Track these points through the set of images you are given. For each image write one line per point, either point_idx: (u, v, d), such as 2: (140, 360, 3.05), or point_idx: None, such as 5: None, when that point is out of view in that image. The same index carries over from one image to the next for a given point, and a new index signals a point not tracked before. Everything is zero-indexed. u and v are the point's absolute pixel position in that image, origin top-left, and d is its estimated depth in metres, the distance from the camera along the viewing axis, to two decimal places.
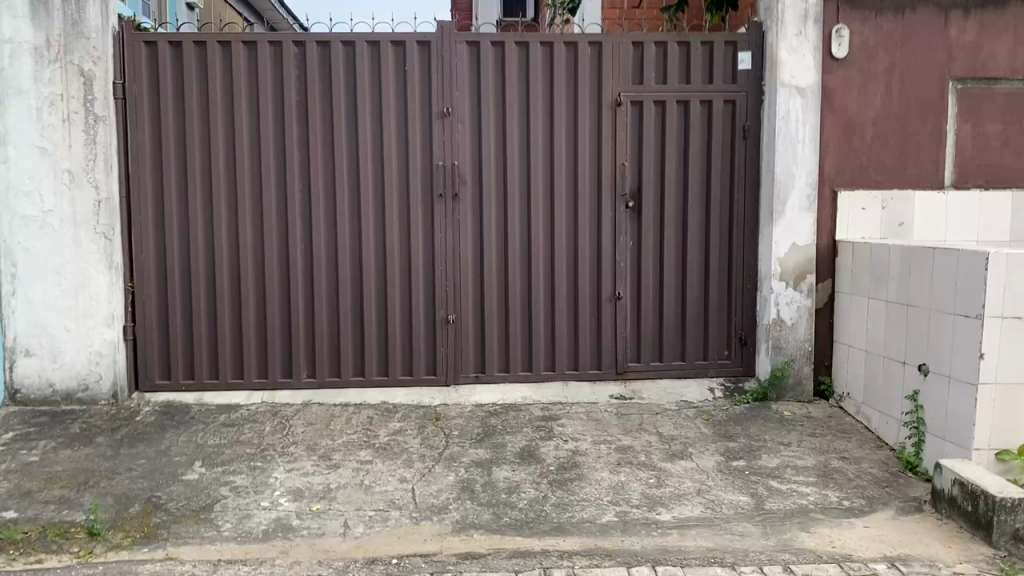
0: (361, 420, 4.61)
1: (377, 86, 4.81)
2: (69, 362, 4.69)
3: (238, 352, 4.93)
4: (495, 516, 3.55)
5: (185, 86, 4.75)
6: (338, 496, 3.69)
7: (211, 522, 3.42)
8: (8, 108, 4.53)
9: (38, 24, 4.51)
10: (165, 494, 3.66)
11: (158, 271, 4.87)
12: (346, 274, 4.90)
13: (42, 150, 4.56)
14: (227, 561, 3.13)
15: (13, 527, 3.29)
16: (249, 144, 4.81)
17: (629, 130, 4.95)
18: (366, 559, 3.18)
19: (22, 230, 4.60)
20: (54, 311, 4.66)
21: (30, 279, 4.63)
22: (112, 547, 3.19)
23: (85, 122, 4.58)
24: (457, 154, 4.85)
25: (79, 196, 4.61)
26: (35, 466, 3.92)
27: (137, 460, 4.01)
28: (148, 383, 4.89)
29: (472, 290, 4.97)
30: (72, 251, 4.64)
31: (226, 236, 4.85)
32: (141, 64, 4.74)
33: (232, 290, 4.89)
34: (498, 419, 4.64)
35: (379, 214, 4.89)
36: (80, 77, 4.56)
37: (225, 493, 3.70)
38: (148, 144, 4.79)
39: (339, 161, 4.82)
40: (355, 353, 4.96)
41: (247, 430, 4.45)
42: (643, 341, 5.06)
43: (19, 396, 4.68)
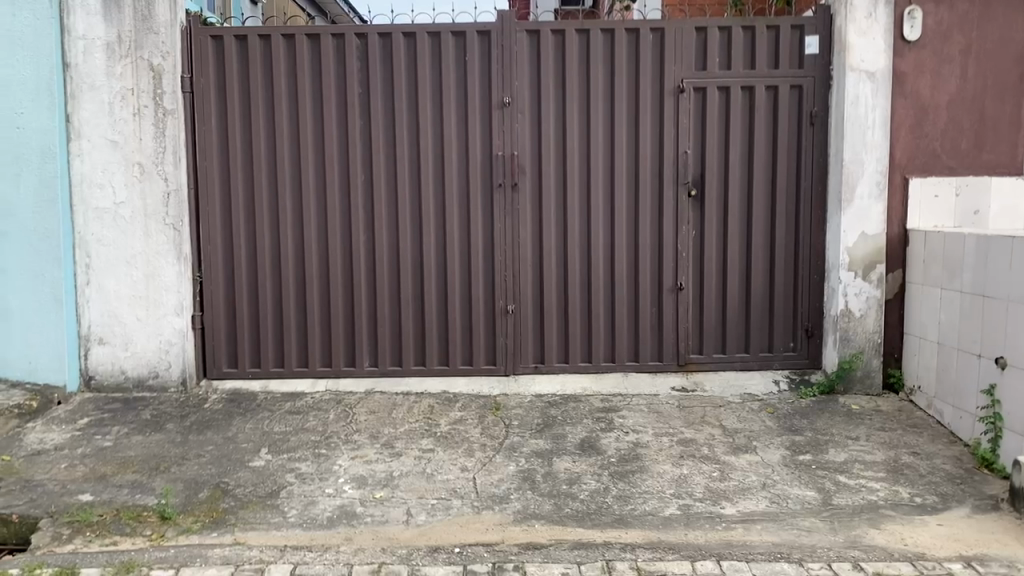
0: (423, 409, 4.65)
1: (438, 77, 4.82)
2: (140, 350, 4.82)
3: (302, 342, 5.00)
4: (556, 507, 3.54)
5: (250, 79, 4.82)
6: (401, 484, 3.72)
7: (277, 508, 3.47)
8: (81, 103, 4.66)
9: (110, 21, 4.63)
10: (232, 480, 3.74)
11: (225, 262, 4.96)
12: (408, 265, 4.93)
13: (115, 144, 4.69)
14: (293, 547, 3.18)
15: (89, 510, 3.40)
16: (313, 137, 4.87)
17: (693, 117, 4.86)
18: (429, 547, 3.20)
19: (96, 222, 4.73)
20: (126, 301, 4.79)
21: (104, 270, 4.76)
22: (182, 531, 3.27)
23: (155, 116, 4.69)
24: (517, 143, 4.84)
25: (149, 188, 4.73)
26: (110, 451, 4.04)
27: (206, 447, 4.10)
28: (216, 371, 5.00)
29: (531, 280, 4.95)
30: (143, 242, 4.76)
31: (290, 226, 4.92)
32: (207, 58, 4.82)
33: (297, 281, 4.96)
34: (558, 409, 4.62)
35: (440, 206, 4.90)
36: (149, 72, 4.67)
37: (291, 479, 3.76)
38: (215, 137, 4.88)
39: (401, 153, 4.85)
40: (416, 343, 5.00)
41: (312, 417, 4.52)
42: (706, 332, 4.98)
43: (93, 383, 4.83)
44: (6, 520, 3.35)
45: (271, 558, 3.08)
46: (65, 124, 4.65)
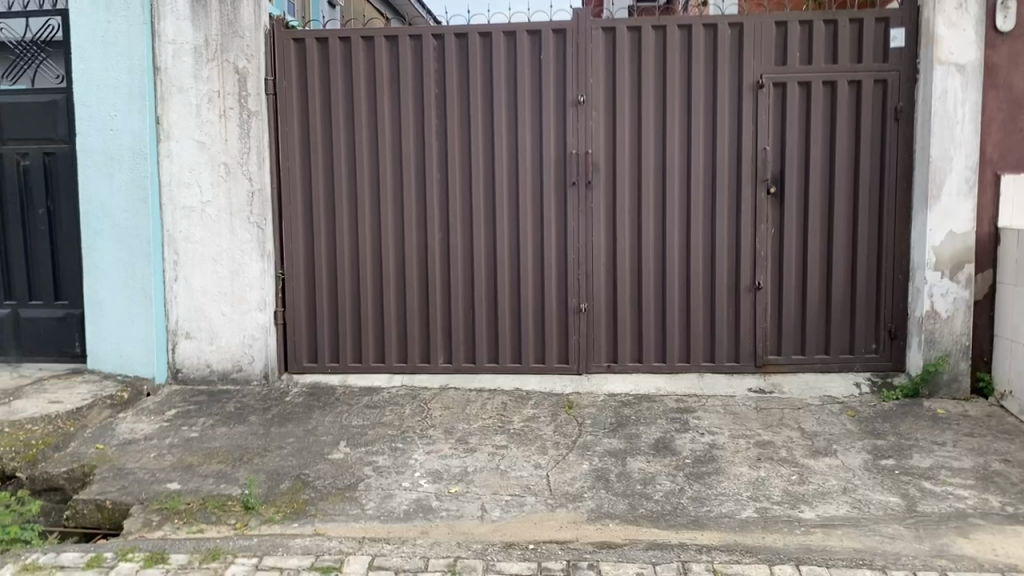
0: (496, 406, 4.68)
1: (513, 76, 4.84)
2: (225, 344, 4.97)
3: (379, 338, 5.09)
4: (630, 506, 3.52)
5: (330, 81, 4.93)
6: (476, 480, 3.76)
7: (355, 500, 3.54)
8: (170, 105, 4.83)
9: (198, 25, 4.78)
10: (312, 471, 3.83)
11: (306, 259, 5.08)
12: (482, 263, 4.96)
13: (202, 145, 4.85)
14: (371, 539, 3.24)
15: (178, 498, 3.52)
16: (390, 137, 4.95)
17: (772, 114, 4.77)
18: (504, 543, 3.22)
19: (184, 220, 4.90)
20: (212, 296, 4.95)
21: (191, 266, 4.93)
22: (265, 521, 3.36)
23: (240, 118, 4.83)
24: (592, 141, 4.82)
25: (235, 187, 4.87)
26: (196, 441, 4.17)
27: (287, 439, 4.21)
28: (297, 365, 5.13)
29: (605, 278, 4.93)
30: (228, 239, 4.90)
31: (368, 224, 5.01)
32: (290, 61, 4.95)
33: (374, 278, 5.05)
34: (631, 409, 4.60)
35: (514, 204, 4.92)
36: (235, 75, 4.80)
37: (368, 472, 3.83)
38: (297, 138, 5.01)
39: (476, 152, 4.89)
40: (490, 340, 5.03)
41: (388, 412, 4.59)
42: (784, 333, 4.88)
43: (180, 375, 5.01)
44: (101, 506, 3.50)
45: (350, 549, 3.14)
46: (155, 126, 4.84)
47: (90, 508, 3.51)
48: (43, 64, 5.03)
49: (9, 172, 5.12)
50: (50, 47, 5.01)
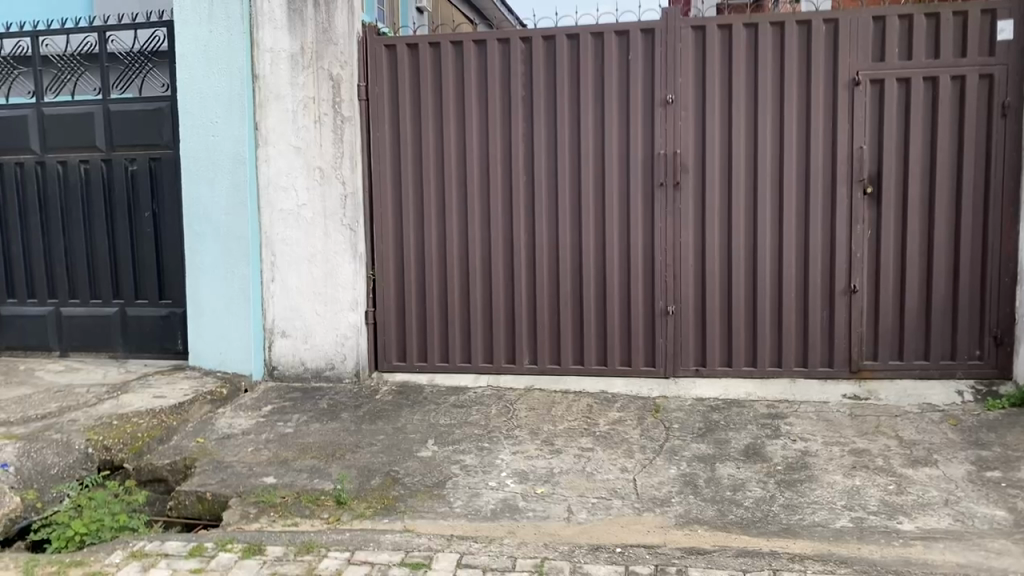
0: (582, 408, 4.67)
1: (600, 77, 4.82)
2: (318, 342, 5.11)
3: (466, 338, 5.14)
4: (719, 513, 3.46)
5: (421, 86, 5.01)
6: (562, 481, 3.76)
7: (443, 498, 3.59)
8: (268, 112, 5.00)
9: (294, 34, 4.92)
10: (402, 469, 3.89)
11: (396, 260, 5.18)
12: (568, 265, 4.96)
13: (298, 150, 4.99)
14: (459, 537, 3.27)
15: (273, 491, 3.63)
16: (478, 140, 5.00)
17: (869, 111, 4.62)
18: (591, 545, 3.20)
19: (281, 223, 5.06)
20: (307, 297, 5.09)
21: (287, 267, 5.09)
22: (356, 516, 3.44)
23: (334, 123, 4.96)
24: (680, 141, 4.77)
25: (328, 191, 5.00)
26: (290, 437, 4.30)
27: (378, 436, 4.30)
28: (386, 364, 5.23)
29: (693, 280, 4.86)
30: (321, 241, 5.04)
31: (456, 225, 5.07)
32: (381, 67, 5.06)
33: (461, 279, 5.11)
34: (720, 414, 4.52)
35: (600, 205, 4.90)
36: (329, 81, 4.93)
37: (456, 471, 3.88)
38: (388, 141, 5.11)
39: (563, 153, 4.89)
40: (575, 342, 5.02)
41: (475, 412, 4.63)
42: (881, 337, 4.72)
43: (276, 372, 5.18)
44: (202, 498, 3.65)
45: (438, 546, 3.18)
46: (254, 132, 5.01)
47: (192, 499, 3.66)
48: (150, 73, 5.27)
49: (118, 177, 5.38)
50: (156, 57, 5.25)
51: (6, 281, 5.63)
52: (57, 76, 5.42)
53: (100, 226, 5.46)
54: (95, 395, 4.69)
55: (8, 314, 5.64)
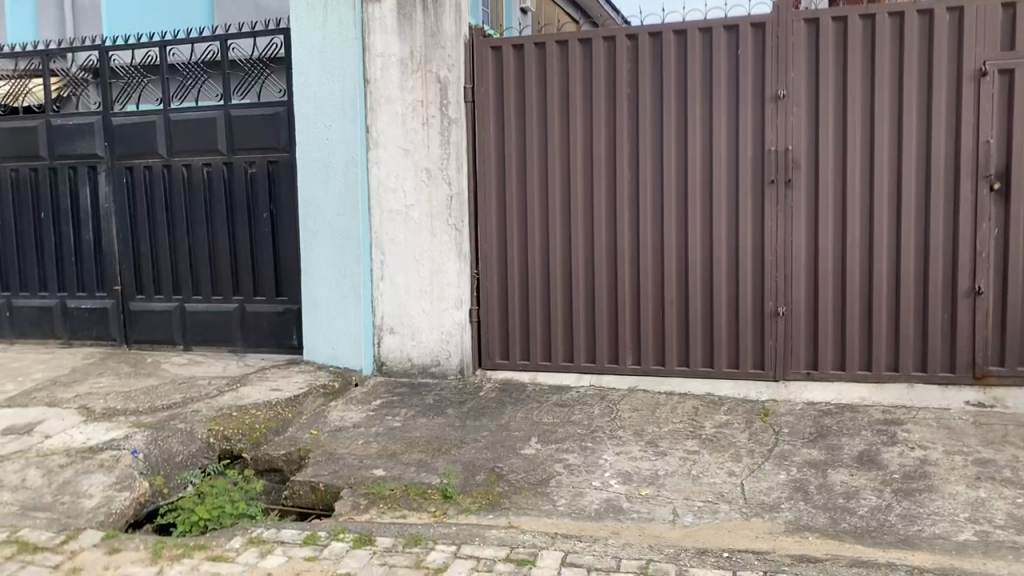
0: (687, 410, 4.60)
1: (708, 74, 4.74)
2: (425, 339, 5.22)
3: (569, 337, 5.14)
4: (832, 520, 3.35)
5: (525, 86, 5.04)
6: (667, 483, 3.71)
7: (547, 496, 3.60)
8: (378, 115, 5.13)
9: (404, 38, 5.03)
10: (506, 465, 3.93)
11: (500, 259, 5.22)
12: (673, 265, 4.90)
13: (406, 152, 5.11)
14: (564, 535, 3.27)
15: (382, 484, 3.72)
16: (583, 138, 4.99)
17: (996, 102, 4.39)
18: (697, 549, 3.15)
19: (389, 223, 5.19)
20: (414, 295, 5.20)
21: (395, 266, 5.21)
22: (462, 511, 3.50)
23: (441, 124, 5.05)
24: (791, 137, 4.64)
25: (435, 191, 5.09)
26: (398, 431, 4.40)
27: (482, 432, 4.35)
28: (490, 362, 5.28)
29: (805, 280, 4.71)
30: (428, 241, 5.14)
31: (560, 224, 5.08)
32: (487, 68, 5.11)
33: (564, 279, 5.11)
34: (833, 419, 4.37)
35: (707, 204, 4.82)
36: (437, 83, 5.03)
37: (559, 469, 3.88)
38: (494, 142, 5.16)
39: (668, 151, 4.83)
40: (680, 343, 4.95)
41: (578, 411, 4.63)
42: (1009, 341, 4.46)
43: (384, 368, 5.32)
44: (315, 488, 3.78)
45: (543, 544, 3.19)
46: (365, 135, 5.16)
47: (306, 489, 3.79)
48: (268, 79, 5.53)
49: (238, 179, 5.63)
50: (274, 63, 5.50)
51: (135, 278, 5.97)
52: (182, 84, 5.72)
53: (221, 226, 5.72)
54: (216, 387, 4.92)
55: (137, 310, 5.98)
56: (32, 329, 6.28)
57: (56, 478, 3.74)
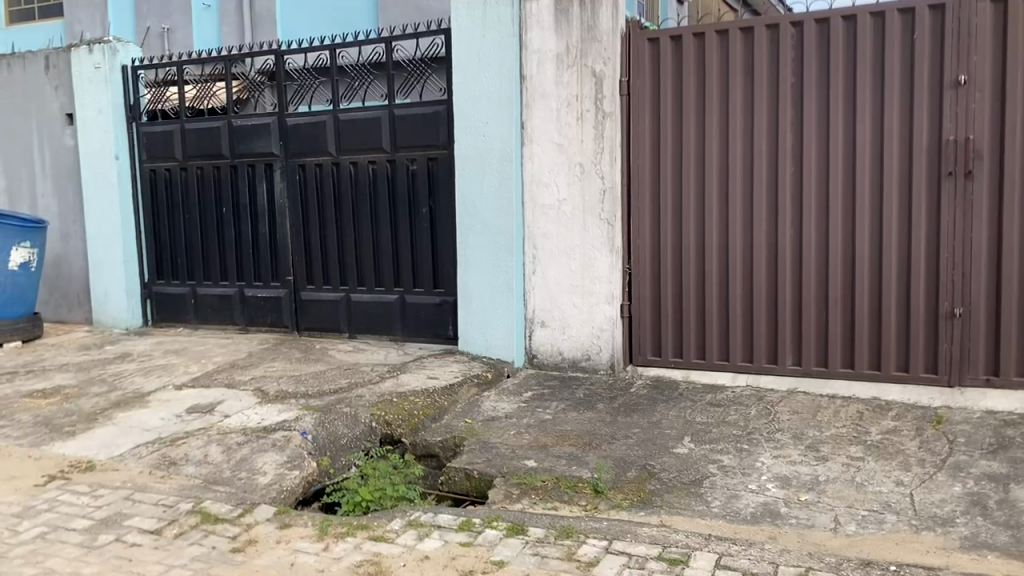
0: (851, 414, 4.38)
1: (879, 59, 4.49)
2: (576, 333, 5.23)
3: (725, 334, 5.01)
4: (1014, 539, 3.11)
5: (682, 77, 4.96)
6: (828, 490, 3.56)
7: (700, 497, 3.53)
8: (534, 111, 5.18)
9: (560, 33, 5.06)
10: (658, 463, 3.88)
11: (653, 254, 5.16)
12: (837, 262, 4.67)
13: (560, 147, 5.13)
14: (717, 537, 3.20)
15: (534, 475, 3.77)
16: (742, 130, 4.84)
17: None
18: (861, 560, 2.99)
19: (542, 218, 5.23)
20: (566, 289, 5.22)
21: (548, 260, 5.25)
22: (613, 506, 3.49)
23: (596, 119, 5.04)
24: (972, 125, 4.33)
25: (588, 186, 5.09)
26: (549, 423, 4.44)
27: (633, 429, 4.32)
28: (642, 358, 5.24)
29: (986, 279, 4.38)
30: (581, 235, 5.15)
31: (717, 218, 4.95)
32: (644, 60, 5.06)
33: (720, 275, 4.98)
34: (1016, 430, 4.05)
35: (876, 198, 4.57)
36: (592, 78, 5.03)
37: (714, 470, 3.80)
38: (649, 135, 5.10)
39: (834, 142, 4.61)
40: (844, 343, 4.72)
41: (733, 411, 4.51)
42: None
43: (536, 361, 5.38)
44: (470, 475, 3.87)
45: (696, 544, 3.13)
46: (520, 131, 5.24)
47: (461, 476, 3.90)
48: (430, 78, 5.71)
49: (399, 176, 5.85)
50: (435, 63, 5.67)
51: (305, 269, 6.32)
52: (351, 85, 5.99)
53: (383, 220, 5.96)
54: (377, 373, 5.15)
55: (307, 299, 6.33)
56: (214, 315, 6.79)
57: (234, 454, 4.03)
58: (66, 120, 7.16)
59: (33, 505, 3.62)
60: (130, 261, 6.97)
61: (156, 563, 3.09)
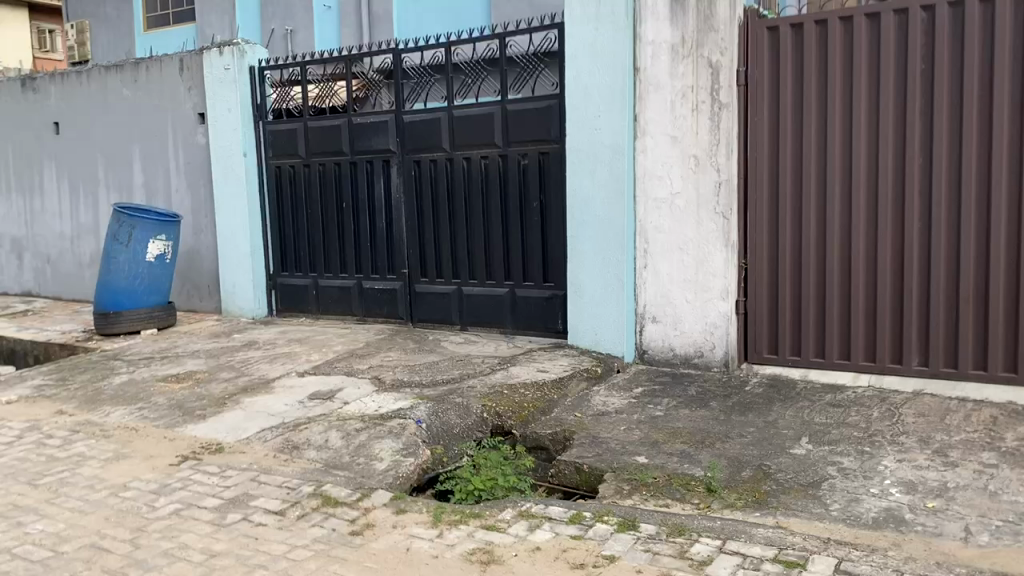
0: (983, 419, 4.15)
1: (1020, 43, 4.22)
2: (688, 329, 5.15)
3: (846, 332, 4.83)
4: None
5: (803, 67, 4.80)
6: (958, 497, 3.38)
7: (819, 499, 3.43)
8: (648, 103, 5.12)
9: (675, 24, 4.97)
10: (774, 464, 3.78)
11: (771, 250, 5.03)
12: (970, 257, 4.43)
13: (674, 139, 5.05)
14: (837, 541, 3.09)
15: (646, 471, 3.74)
16: (867, 119, 4.65)
17: None
18: (994, 572, 2.83)
19: (655, 211, 5.17)
20: (679, 284, 5.15)
21: (661, 254, 5.18)
22: (727, 506, 3.43)
23: (711, 110, 4.92)
24: None
25: (703, 179, 4.99)
26: (661, 420, 4.39)
27: (748, 428, 4.22)
28: (757, 355, 5.11)
29: None
30: (695, 229, 5.05)
31: (839, 211, 4.77)
32: (763, 49, 4.92)
33: (842, 271, 4.80)
34: None
35: (1014, 190, 4.30)
36: (708, 68, 4.91)
37: (833, 472, 3.67)
38: (767, 126, 4.96)
39: (968, 132, 4.37)
40: (976, 344, 4.47)
41: (854, 412, 4.35)
42: None
43: (647, 356, 5.33)
44: (580, 469, 3.88)
45: (815, 548, 3.03)
46: (633, 124, 5.19)
47: (571, 470, 3.91)
48: (543, 73, 5.71)
49: (512, 170, 5.89)
50: (548, 57, 5.68)
51: (419, 263, 6.46)
52: (465, 82, 6.05)
53: (495, 214, 6.02)
54: (489, 365, 5.22)
55: (421, 291, 6.47)
56: (334, 307, 7.03)
57: (353, 440, 4.17)
58: (199, 118, 7.54)
59: (169, 483, 3.85)
60: (257, 254, 7.30)
61: (280, 543, 3.23)
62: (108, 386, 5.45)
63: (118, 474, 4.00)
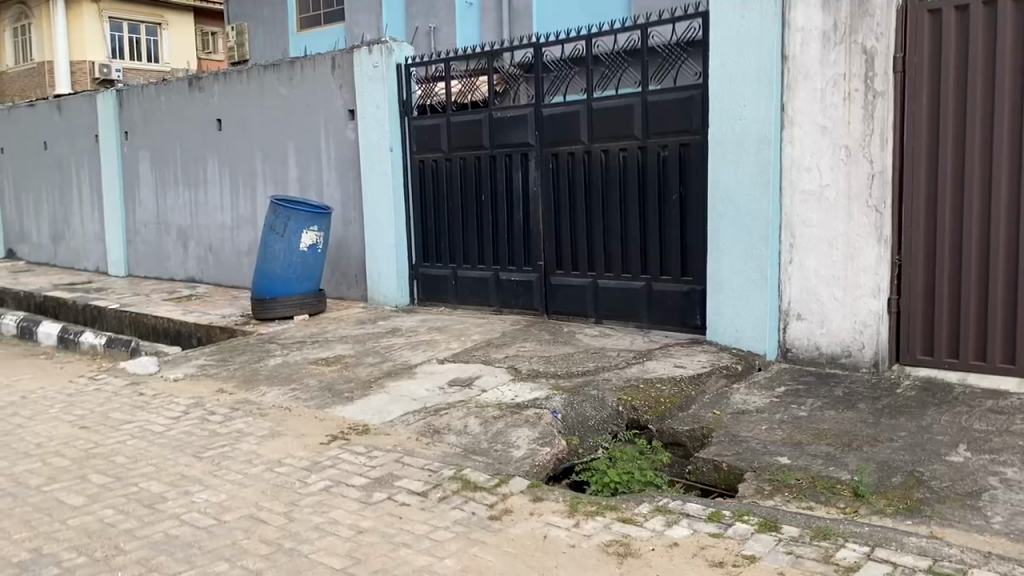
0: None
1: None
2: (836, 328, 4.95)
3: (1010, 334, 4.51)
4: None
5: (969, 51, 4.51)
6: None
7: (978, 510, 3.23)
8: (796, 92, 4.94)
9: (827, 9, 4.77)
10: (927, 470, 3.59)
11: (928, 245, 4.75)
12: None
13: (824, 129, 4.85)
14: (998, 556, 2.90)
15: (788, 472, 3.64)
16: None
17: None
18: None
19: (802, 204, 4.99)
20: (826, 280, 4.95)
21: (807, 249, 5.00)
22: (877, 512, 3.28)
23: (865, 98, 4.70)
24: None
25: (854, 170, 4.77)
26: (804, 421, 4.25)
27: (899, 432, 4.03)
28: (910, 356, 4.86)
29: None
30: (845, 224, 4.84)
31: (1006, 205, 4.46)
32: (923, 33, 4.65)
33: (1008, 268, 4.49)
34: None
35: None
36: (862, 55, 4.69)
37: (994, 483, 3.45)
38: (926, 115, 4.68)
39: None
40: None
41: (1018, 420, 4.06)
42: None
43: (790, 355, 5.17)
44: (718, 467, 3.82)
45: (973, 561, 2.86)
46: (780, 114, 5.03)
47: (709, 467, 3.85)
48: (685, 63, 5.63)
49: (651, 162, 5.83)
50: (691, 47, 5.58)
51: (556, 255, 6.51)
52: (605, 74, 6.04)
53: (633, 207, 5.98)
54: (624, 359, 5.20)
55: (557, 284, 6.52)
56: (472, 297, 7.19)
57: (491, 427, 4.26)
58: (349, 115, 7.86)
59: (319, 461, 4.06)
60: (400, 245, 7.55)
61: (422, 523, 3.35)
62: (264, 367, 5.79)
63: (273, 450, 4.25)
